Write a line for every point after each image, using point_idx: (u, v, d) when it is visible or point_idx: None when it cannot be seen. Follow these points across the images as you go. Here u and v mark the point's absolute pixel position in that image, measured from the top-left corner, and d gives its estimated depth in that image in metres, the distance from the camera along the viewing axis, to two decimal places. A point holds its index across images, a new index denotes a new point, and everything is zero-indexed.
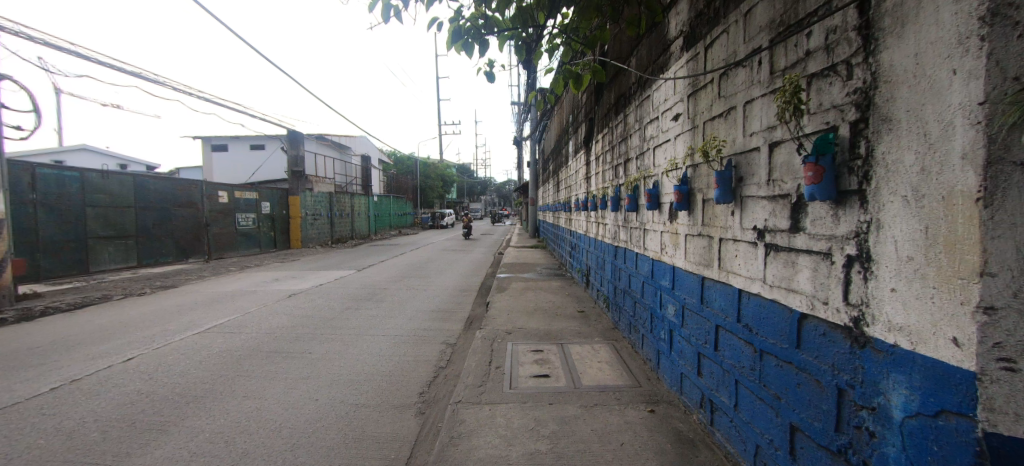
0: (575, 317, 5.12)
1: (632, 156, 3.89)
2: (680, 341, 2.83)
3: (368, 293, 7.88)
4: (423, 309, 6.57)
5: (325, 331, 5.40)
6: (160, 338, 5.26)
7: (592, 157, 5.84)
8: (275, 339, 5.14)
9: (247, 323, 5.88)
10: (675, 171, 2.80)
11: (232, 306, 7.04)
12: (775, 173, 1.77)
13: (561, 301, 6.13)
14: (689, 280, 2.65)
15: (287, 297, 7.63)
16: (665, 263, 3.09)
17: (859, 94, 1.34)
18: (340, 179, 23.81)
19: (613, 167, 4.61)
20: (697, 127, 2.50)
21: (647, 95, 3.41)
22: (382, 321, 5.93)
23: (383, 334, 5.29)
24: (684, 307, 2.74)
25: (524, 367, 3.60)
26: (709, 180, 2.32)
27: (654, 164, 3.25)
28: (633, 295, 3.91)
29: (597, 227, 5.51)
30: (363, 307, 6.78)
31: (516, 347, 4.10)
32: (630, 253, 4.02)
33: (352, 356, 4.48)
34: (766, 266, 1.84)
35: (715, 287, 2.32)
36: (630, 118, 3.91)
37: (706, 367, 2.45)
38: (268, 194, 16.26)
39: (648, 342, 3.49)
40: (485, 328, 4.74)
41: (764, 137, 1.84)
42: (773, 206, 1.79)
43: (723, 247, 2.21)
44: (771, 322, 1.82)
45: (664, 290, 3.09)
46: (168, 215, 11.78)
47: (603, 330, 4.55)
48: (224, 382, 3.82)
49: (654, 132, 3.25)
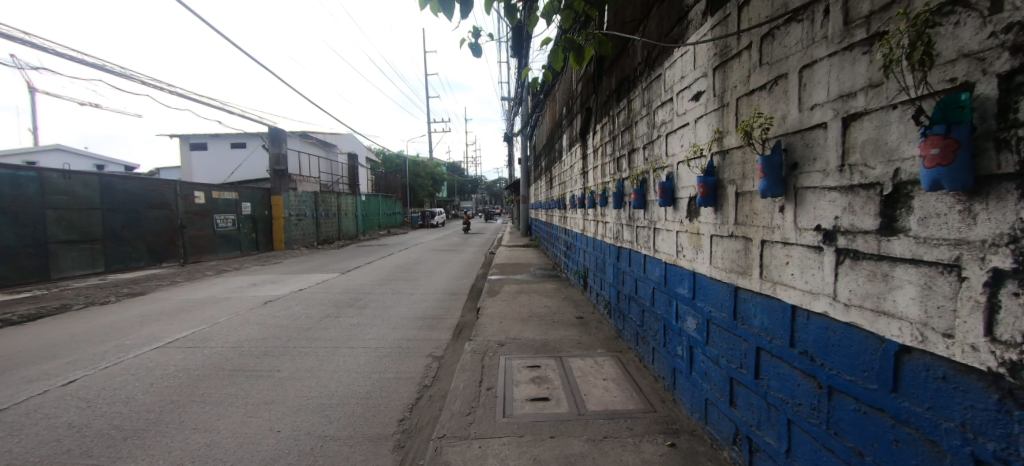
0: (574, 325, 4.67)
1: (637, 146, 3.46)
2: (703, 360, 2.39)
3: (350, 299, 7.35)
4: (409, 316, 6.08)
5: (299, 345, 4.91)
6: (113, 355, 4.74)
7: (590, 150, 5.39)
8: (242, 355, 4.64)
9: (214, 336, 5.36)
10: (697, 160, 2.35)
11: (200, 315, 6.50)
12: (853, 155, 1.33)
13: (556, 305, 5.69)
14: (716, 289, 2.22)
15: (262, 305, 7.10)
16: (682, 268, 2.65)
17: (1018, 31, 0.91)
18: (325, 178, 23.13)
19: (614, 160, 4.18)
20: (728, 105, 2.05)
21: (657, 75, 2.97)
22: (363, 331, 5.44)
23: (362, 346, 4.81)
24: (709, 321, 2.30)
25: (521, 387, 3.13)
26: (748, 168, 1.88)
27: (667, 153, 2.81)
28: (641, 302, 3.47)
29: (597, 226, 5.07)
30: (343, 315, 6.27)
31: (509, 362, 3.64)
32: (636, 254, 3.59)
33: (326, 375, 3.99)
34: (838, 278, 1.40)
35: (753, 301, 1.89)
36: (635, 104, 3.47)
37: (741, 397, 2.02)
38: (249, 194, 15.60)
39: (660, 357, 3.06)
40: (476, 339, 4.29)
41: (835, 109, 1.40)
42: (850, 199, 1.35)
43: (767, 252, 1.77)
44: (843, 351, 1.39)
45: (682, 300, 2.64)
46: (138, 217, 11.18)
47: (605, 340, 4.12)
48: (175, 412, 3.33)
49: (667, 116, 2.82)
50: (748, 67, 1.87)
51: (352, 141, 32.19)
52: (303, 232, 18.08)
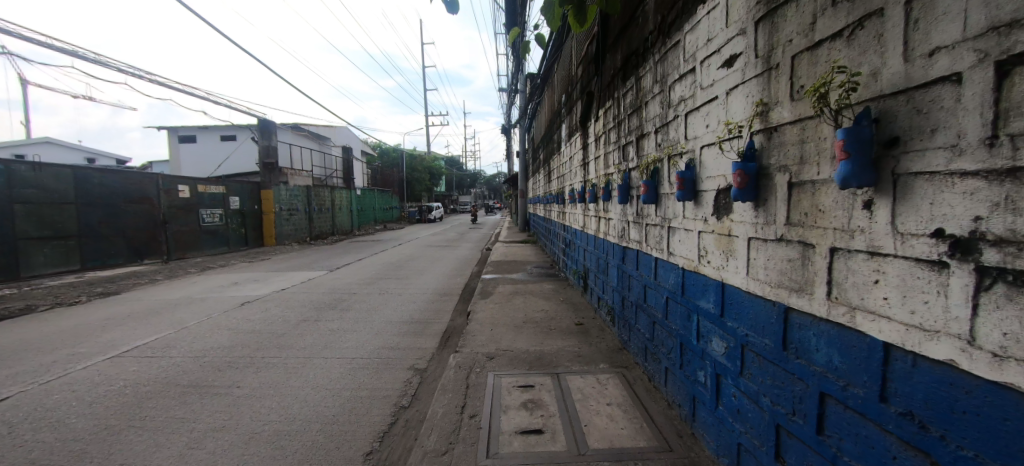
0: (573, 333, 4.19)
1: (647, 130, 2.96)
2: (734, 394, 1.90)
3: (333, 300, 6.86)
4: (393, 320, 5.58)
5: (268, 354, 4.43)
6: (61, 365, 4.28)
7: (591, 138, 4.88)
8: (202, 367, 4.15)
9: (177, 343, 4.86)
10: (731, 142, 1.85)
11: (169, 318, 6.00)
12: (1018, 120, 0.85)
13: (554, 309, 5.21)
14: (755, 308, 1.73)
15: (238, 306, 6.60)
16: (706, 277, 2.15)
17: None
18: (319, 172, 22.55)
19: (619, 147, 3.68)
20: (777, 68, 1.56)
21: (674, 42, 2.47)
22: (342, 338, 4.94)
23: (337, 356, 4.31)
24: (745, 347, 1.80)
25: (509, 415, 2.65)
26: (813, 149, 1.39)
27: (687, 136, 2.31)
28: (651, 313, 2.99)
29: (599, 223, 4.58)
30: (323, 319, 5.77)
31: (499, 381, 3.14)
32: (645, 256, 3.10)
33: (291, 393, 3.51)
34: (977, 314, 0.93)
35: (814, 330, 1.40)
36: (646, 81, 2.97)
37: (791, 452, 1.54)
38: (237, 188, 15.04)
39: (675, 380, 2.58)
40: (464, 350, 3.81)
41: (979, 51, 0.91)
42: (1007, 191, 0.87)
43: (838, 266, 1.29)
44: (993, 426, 0.91)
45: (705, 316, 2.16)
46: (117, 212, 10.69)
47: (608, 352, 3.64)
48: (105, 442, 2.84)
49: (687, 92, 2.32)
50: (812, 9, 1.37)
51: (346, 133, 31.49)
52: (295, 227, 17.57)
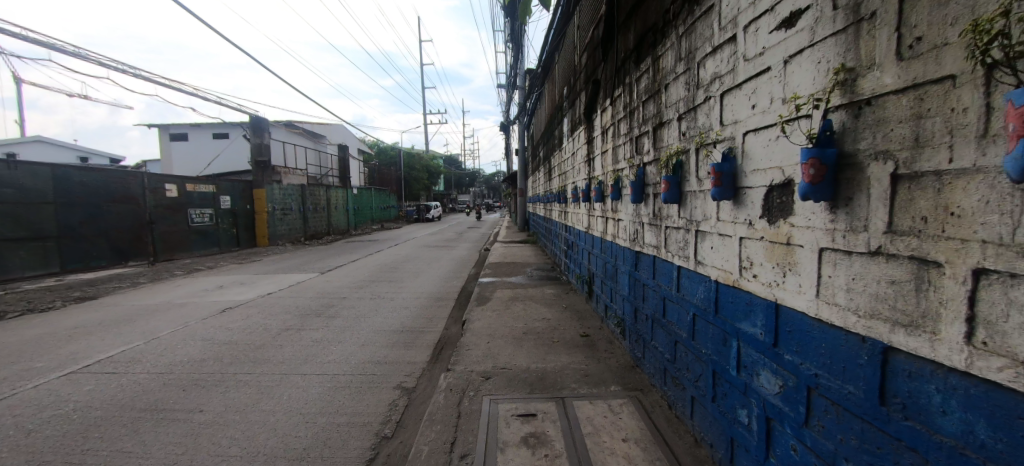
0: (579, 346, 3.78)
1: (667, 117, 2.55)
2: (794, 448, 1.50)
3: (321, 306, 6.43)
4: (383, 330, 5.14)
5: (241, 370, 4.01)
6: (10, 383, 3.85)
7: (597, 132, 4.47)
8: (165, 385, 3.72)
9: (144, 357, 4.44)
10: (792, 123, 1.44)
11: (142, 327, 5.58)
12: None
13: (556, 317, 4.80)
14: (828, 343, 1.32)
15: (219, 313, 6.16)
16: (750, 294, 1.73)
17: None
18: (314, 170, 22.12)
19: (631, 139, 3.27)
20: (872, 19, 1.15)
21: (705, 9, 2.05)
22: (325, 350, 4.51)
23: (318, 373, 3.89)
24: (811, 390, 1.40)
25: (507, 456, 2.23)
26: (941, 126, 0.98)
27: (724, 120, 1.89)
28: (672, 331, 2.57)
29: (606, 224, 4.18)
30: (308, 328, 5.34)
31: (495, 409, 2.72)
32: (664, 263, 2.69)
33: (261, 418, 3.08)
34: None
35: (937, 384, 1.01)
36: (667, 60, 2.55)
37: None
38: (229, 186, 14.60)
39: (704, 414, 2.17)
40: (456, 367, 3.40)
41: None
42: None
43: (990, 295, 0.89)
44: None
45: (748, 342, 1.75)
46: (99, 212, 10.24)
47: (619, 371, 3.23)
48: None
49: (723, 67, 1.90)
50: None
51: (343, 132, 31.12)
52: (288, 227, 17.14)
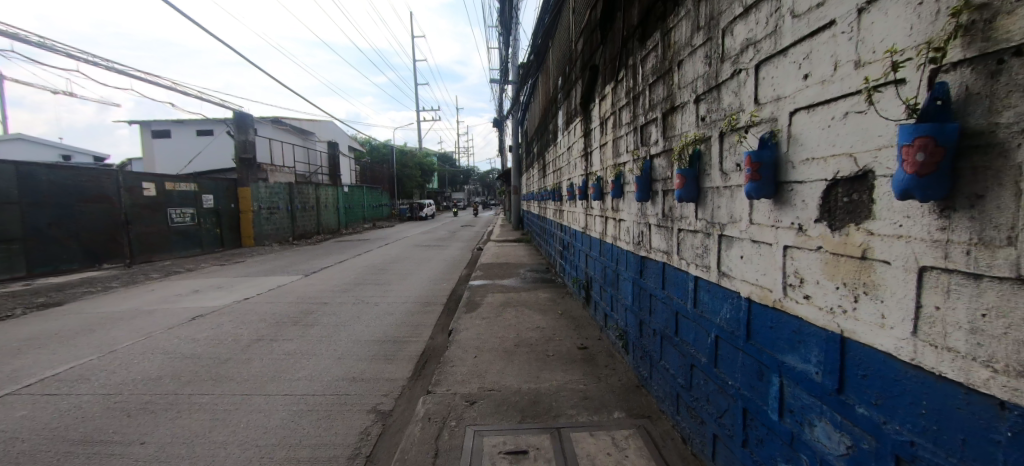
0: (577, 361, 3.39)
1: (680, 100, 2.16)
2: None
3: (299, 312, 5.99)
4: (363, 340, 4.71)
5: (199, 390, 3.59)
6: None
7: (595, 122, 4.08)
8: (110, 410, 3.30)
9: (93, 375, 3.99)
10: (875, 93, 1.04)
11: (101, 338, 5.13)
12: None
13: (551, 325, 4.42)
14: (935, 401, 0.94)
15: (188, 322, 5.71)
16: (799, 320, 1.35)
17: None
18: (302, 168, 21.57)
19: (635, 128, 2.87)
20: None
21: None
22: (297, 364, 4.08)
23: (283, 393, 3.46)
24: (901, 461, 1.02)
25: None
26: None
27: (762, 97, 1.50)
28: (687, 352, 2.19)
29: (605, 224, 3.79)
30: (281, 338, 4.91)
31: (479, 444, 2.32)
32: (676, 272, 2.30)
33: (210, 454, 2.66)
34: None
35: None
36: (679, 32, 2.16)
37: None
38: (212, 185, 14.07)
39: (730, 458, 1.79)
40: (437, 389, 2.99)
41: None
42: None
43: None
44: None
45: (796, 379, 1.37)
46: (69, 213, 9.73)
47: (622, 392, 2.84)
48: None
49: (760, 30, 1.51)
50: None
51: (333, 129, 30.55)
52: (275, 227, 16.62)
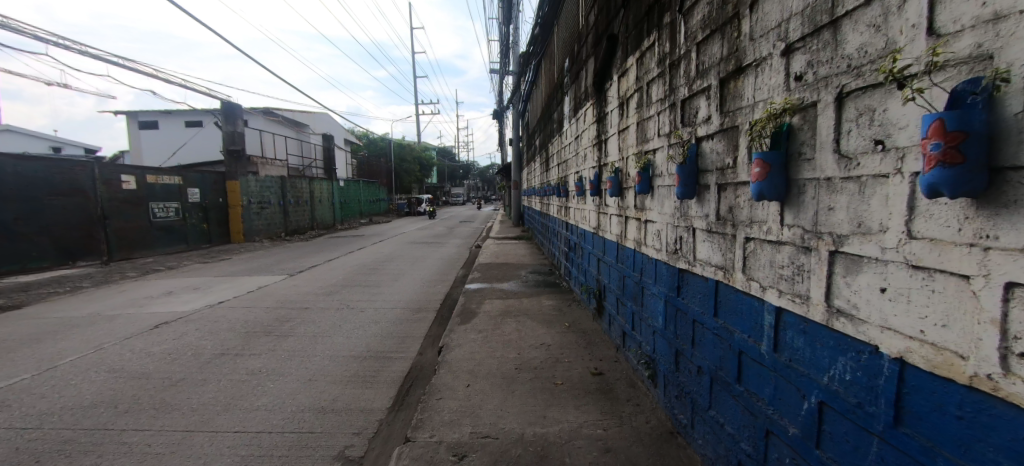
0: (591, 394, 2.77)
1: (753, 56, 1.53)
2: None
3: (274, 320, 5.35)
4: (341, 356, 4.09)
5: (134, 425, 2.95)
6: None
7: (612, 104, 3.43)
8: (18, 452, 2.67)
9: (17, 401, 3.35)
10: None
11: (44, 351, 4.48)
12: None
13: (558, 341, 3.80)
14: None
15: (148, 331, 5.05)
16: None
17: None
18: (296, 161, 20.87)
19: (672, 105, 2.24)
20: None
21: None
22: (258, 389, 3.44)
23: (234, 430, 2.83)
24: None
25: None
26: None
27: (957, 19, 0.86)
28: (757, 411, 1.57)
29: (624, 226, 3.16)
30: (248, 353, 4.28)
31: None
32: (738, 296, 1.67)
33: None
34: None
35: None
36: None
37: None
38: (198, 178, 13.37)
39: None
40: (417, 436, 2.36)
41: None
42: None
43: None
44: None
45: None
46: (39, 207, 9.05)
47: (653, 442, 2.22)
48: None
49: None
50: None
51: (329, 121, 29.74)
52: (266, 222, 15.97)
